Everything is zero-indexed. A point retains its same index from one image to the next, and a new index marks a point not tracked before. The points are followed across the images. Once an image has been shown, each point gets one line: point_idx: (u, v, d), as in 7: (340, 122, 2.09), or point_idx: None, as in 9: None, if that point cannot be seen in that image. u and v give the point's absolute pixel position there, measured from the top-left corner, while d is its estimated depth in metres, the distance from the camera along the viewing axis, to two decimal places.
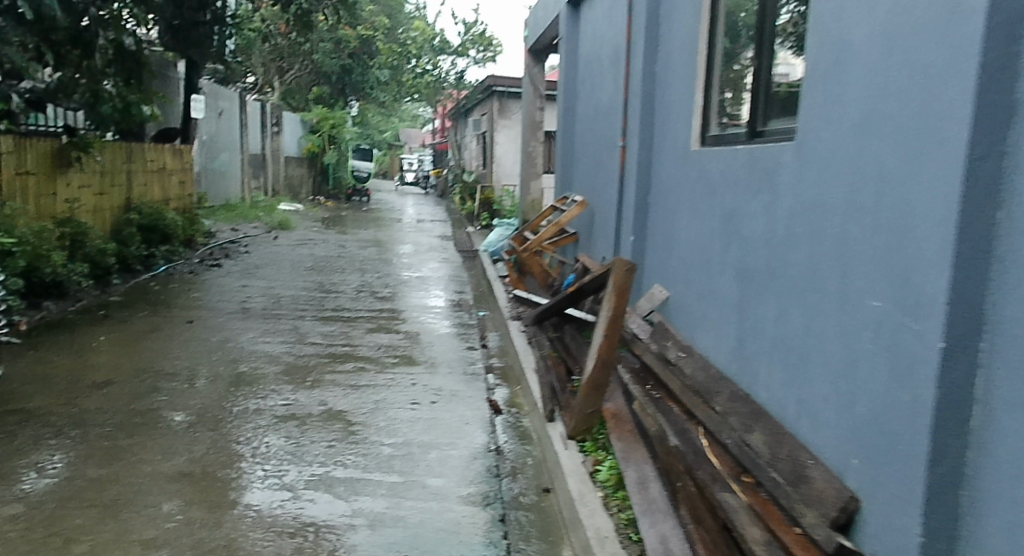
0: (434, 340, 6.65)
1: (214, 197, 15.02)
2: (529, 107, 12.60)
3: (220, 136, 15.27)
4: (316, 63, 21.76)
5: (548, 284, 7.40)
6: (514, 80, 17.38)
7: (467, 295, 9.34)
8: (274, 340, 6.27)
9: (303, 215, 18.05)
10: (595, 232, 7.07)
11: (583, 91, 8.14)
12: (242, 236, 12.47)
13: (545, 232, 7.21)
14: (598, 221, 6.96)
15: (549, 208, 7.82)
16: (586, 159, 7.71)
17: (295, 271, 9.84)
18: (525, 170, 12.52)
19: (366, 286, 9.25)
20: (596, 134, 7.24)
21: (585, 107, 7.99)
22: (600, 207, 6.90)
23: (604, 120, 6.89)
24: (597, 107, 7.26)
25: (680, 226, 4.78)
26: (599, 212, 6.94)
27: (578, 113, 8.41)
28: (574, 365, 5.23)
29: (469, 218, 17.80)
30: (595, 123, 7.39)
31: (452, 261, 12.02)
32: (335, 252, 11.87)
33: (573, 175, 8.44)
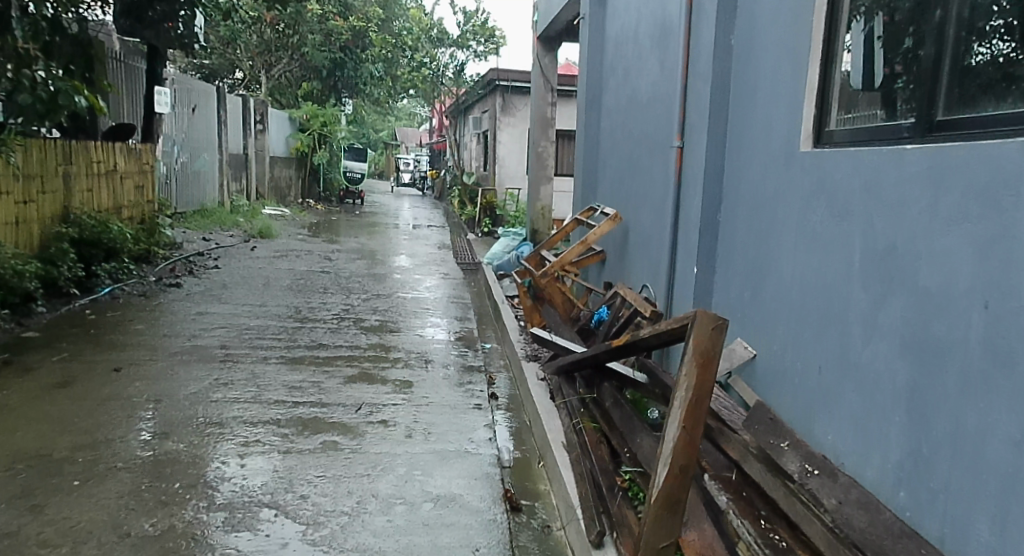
0: (430, 392, 5.26)
1: (187, 201, 13.60)
2: (539, 102, 11.18)
3: (194, 134, 13.84)
4: (305, 57, 20.64)
5: (575, 316, 6.01)
6: (520, 74, 15.94)
7: (470, 320, 7.94)
8: (224, 395, 4.87)
9: (289, 221, 16.62)
10: (634, 255, 5.68)
11: (613, 81, 6.74)
12: (215, 247, 11.04)
13: (569, 251, 5.83)
14: (638, 241, 5.58)
15: (572, 221, 6.46)
16: (620, 162, 6.32)
17: (271, 292, 8.42)
18: (535, 172, 11.20)
19: (351, 312, 7.82)
20: (635, 131, 5.85)
21: (616, 100, 6.60)
22: (641, 224, 5.52)
23: (646, 114, 5.51)
24: (637, 99, 5.85)
25: (779, 259, 3.40)
26: (640, 228, 5.56)
27: (606, 108, 7.02)
28: (622, 450, 3.86)
29: (470, 224, 16.37)
30: (631, 118, 6.01)
31: (452, 276, 10.60)
32: (319, 266, 10.45)
33: (600, 181, 7.05)
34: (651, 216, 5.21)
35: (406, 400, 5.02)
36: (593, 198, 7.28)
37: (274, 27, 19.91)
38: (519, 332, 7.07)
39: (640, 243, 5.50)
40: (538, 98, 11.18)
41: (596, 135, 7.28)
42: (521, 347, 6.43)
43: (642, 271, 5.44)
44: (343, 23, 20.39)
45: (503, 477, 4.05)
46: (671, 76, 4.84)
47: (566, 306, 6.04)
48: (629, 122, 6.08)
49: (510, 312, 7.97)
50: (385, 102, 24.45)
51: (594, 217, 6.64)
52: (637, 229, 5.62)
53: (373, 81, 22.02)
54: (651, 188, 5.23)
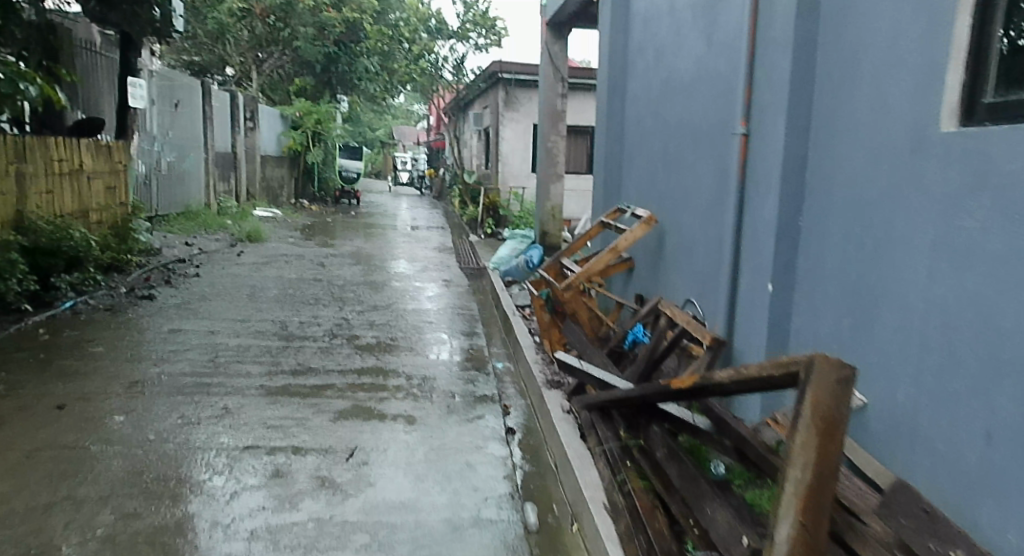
0: (437, 428, 4.45)
1: (172, 203, 12.78)
2: (548, 94, 10.34)
3: (177, 130, 13.01)
4: (296, 51, 19.86)
5: (603, 336, 5.21)
6: (524, 66, 15.09)
7: (478, 335, 7.14)
8: (188, 436, 4.03)
9: (281, 223, 15.80)
10: (676, 266, 4.89)
11: (641, 66, 5.93)
12: (197, 253, 10.19)
13: (600, 259, 5.03)
14: (683, 249, 4.77)
15: (597, 225, 5.66)
16: (654, 158, 5.51)
17: (255, 304, 7.58)
18: (544, 169, 10.37)
19: (345, 327, 6.97)
20: (675, 123, 5.05)
21: (646, 88, 5.79)
22: (686, 230, 4.71)
23: (691, 102, 4.70)
24: (676, 85, 5.04)
25: (908, 277, 2.58)
26: (684, 235, 4.76)
27: (632, 98, 6.20)
28: (688, 520, 3.06)
29: (472, 225, 15.59)
30: (668, 108, 5.20)
31: (456, 282, 9.80)
32: (310, 273, 9.64)
33: (627, 181, 6.24)
34: (701, 222, 4.41)
35: (409, 442, 4.18)
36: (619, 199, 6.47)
37: (265, 20, 19.23)
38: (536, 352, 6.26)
39: (685, 251, 4.70)
40: (548, 88, 10.32)
41: (621, 129, 6.47)
42: (540, 370, 5.62)
43: (688, 284, 4.63)
44: (337, 15, 19.55)
45: (532, 551, 3.23)
46: (729, 54, 4.03)
47: (592, 325, 5.25)
48: (666, 111, 5.27)
49: (522, 326, 7.13)
50: (381, 99, 23.60)
51: (621, 220, 5.85)
52: (681, 235, 4.81)
53: (368, 77, 21.14)
54: (702, 187, 4.42)
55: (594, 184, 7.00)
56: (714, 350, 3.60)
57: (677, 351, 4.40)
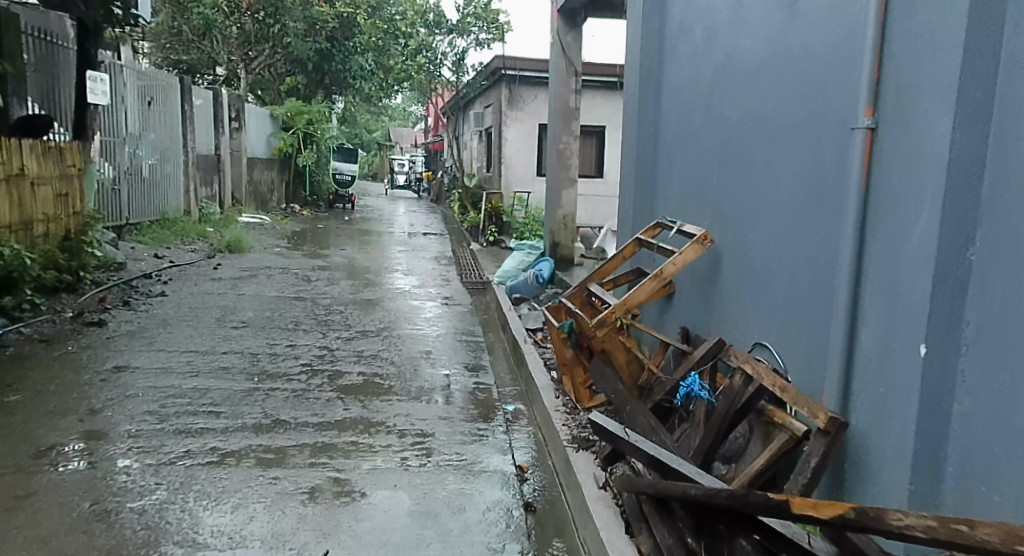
0: (434, 515, 3.42)
1: (147, 210, 11.79)
2: (560, 90, 9.29)
3: (153, 130, 11.99)
4: (287, 48, 18.91)
5: (644, 385, 4.18)
6: (530, 62, 14.07)
7: (484, 368, 6.11)
8: (93, 543, 2.97)
9: (267, 230, 14.78)
10: (743, 301, 3.89)
11: (681, 64, 5.01)
12: (167, 267, 9.14)
13: (639, 289, 4.07)
14: (754, 283, 3.78)
15: (632, 244, 4.68)
16: (702, 172, 4.55)
17: (223, 332, 6.49)
18: (555, 173, 9.38)
19: (329, 360, 5.89)
20: (734, 125, 4.11)
21: (688, 89, 4.87)
22: (760, 259, 3.72)
23: (762, 97, 3.78)
24: (735, 79, 4.11)
25: None
26: (756, 266, 3.76)
27: (669, 102, 5.25)
28: None
29: (473, 233, 14.62)
30: (722, 110, 4.28)
31: (457, 300, 8.78)
32: (292, 290, 8.60)
33: (665, 202, 5.27)
34: (788, 250, 3.41)
35: (398, 545, 3.14)
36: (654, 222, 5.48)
37: (254, 16, 18.67)
38: (556, 396, 5.21)
39: (760, 285, 3.71)
40: (560, 85, 9.27)
41: (653, 140, 5.50)
42: (564, 424, 4.58)
43: (765, 326, 3.62)
44: (329, 10, 18.63)
45: None
46: (829, 29, 3.10)
47: (631, 371, 4.20)
48: (719, 114, 4.33)
49: (537, 361, 6.04)
50: (377, 99, 22.51)
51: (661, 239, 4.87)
52: (751, 264, 3.82)
53: (363, 75, 20.13)
54: (788, 204, 3.44)
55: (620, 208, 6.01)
56: (829, 436, 2.61)
57: (751, 417, 3.37)
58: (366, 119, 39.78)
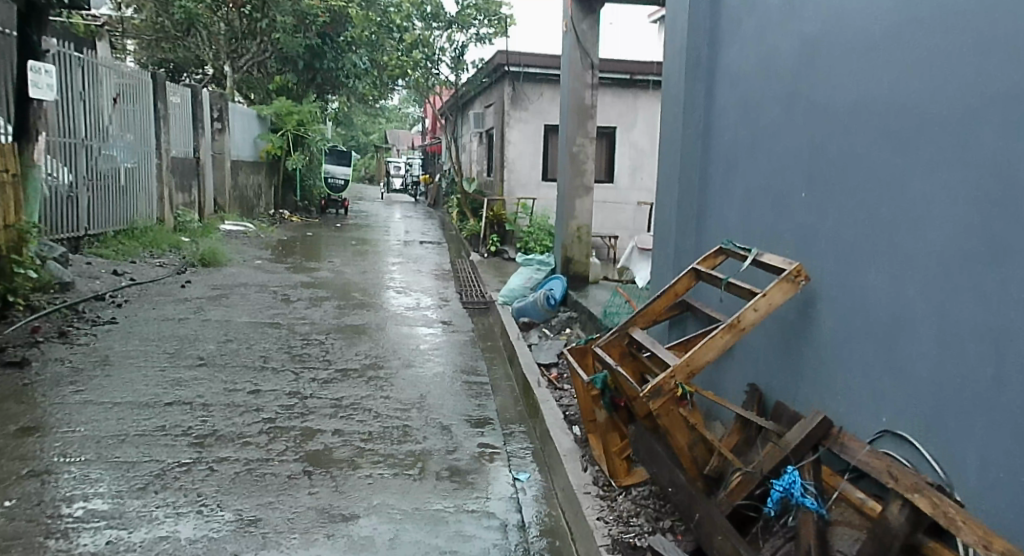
0: None
1: (113, 219, 10.69)
2: (574, 85, 8.15)
3: (120, 131, 10.86)
4: (275, 45, 17.98)
5: (716, 475, 3.07)
6: (534, 58, 12.83)
7: (489, 420, 5.02)
8: None
9: (250, 239, 13.71)
10: (851, 360, 2.86)
11: (738, 53, 4.03)
12: (126, 286, 8.01)
13: (710, 343, 3.00)
14: (867, 337, 2.77)
15: (688, 276, 3.62)
16: (770, 188, 3.57)
17: (172, 374, 5.34)
18: (568, 181, 8.28)
19: (298, 413, 4.76)
20: (826, 123, 3.13)
21: (747, 84, 3.90)
22: (880, 304, 2.72)
23: (881, 83, 2.81)
24: (830, 60, 3.13)
25: None
26: (873, 313, 2.76)
27: (718, 101, 4.27)
28: None
29: (473, 243, 13.59)
30: (805, 104, 3.30)
31: (457, 323, 7.71)
32: (267, 315, 7.49)
33: (715, 226, 4.25)
34: (946, 298, 2.42)
35: None
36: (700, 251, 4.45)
37: (241, 11, 17.55)
38: (583, 468, 4.09)
39: (880, 339, 2.70)
40: (575, 79, 8.14)
41: (695, 147, 4.49)
42: (599, 517, 3.47)
43: (896, 401, 2.61)
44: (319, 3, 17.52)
45: None
46: None
47: (695, 456, 3.08)
48: (799, 110, 3.36)
49: (555, 415, 4.90)
50: (369, 100, 21.50)
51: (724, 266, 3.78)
52: (863, 310, 2.82)
53: (357, 74, 19.23)
54: (943, 230, 2.46)
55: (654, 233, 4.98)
56: None
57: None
58: (361, 120, 38.56)
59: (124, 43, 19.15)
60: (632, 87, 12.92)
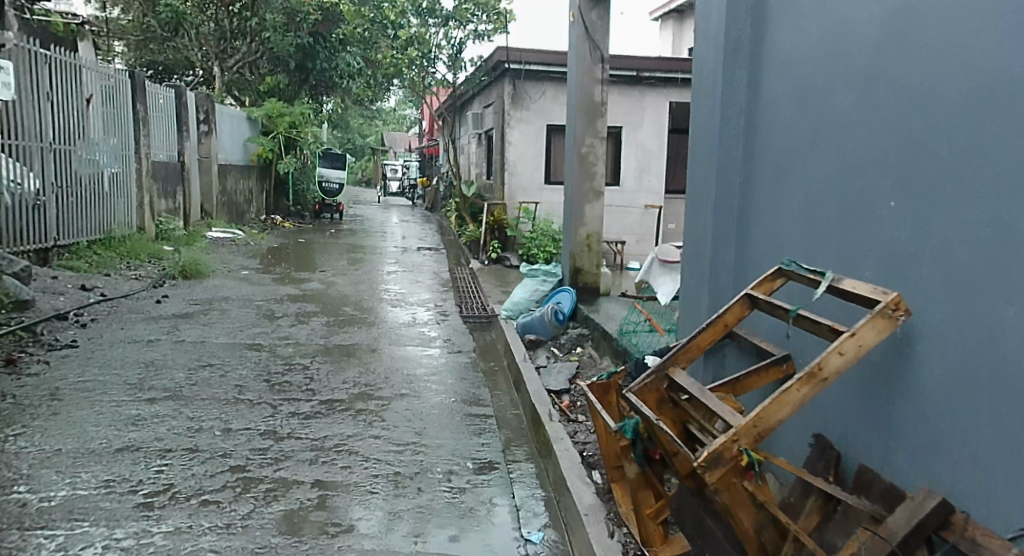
0: None
1: (88, 229, 10.02)
2: (582, 80, 7.52)
3: (95, 134, 10.17)
4: (266, 44, 17.34)
5: None
6: (536, 54, 12.12)
7: (495, 463, 4.35)
8: None
9: (238, 247, 13.05)
10: (970, 421, 2.21)
11: (791, 34, 3.41)
12: (93, 304, 7.33)
13: (786, 396, 2.33)
14: (995, 392, 2.13)
15: (744, 305, 2.97)
16: (839, 194, 2.94)
17: (129, 411, 4.65)
18: (577, 184, 7.61)
19: (272, 459, 4.09)
20: (921, 113, 2.51)
21: (803, 69, 3.28)
22: (1013, 349, 2.08)
23: (1007, 58, 2.17)
24: (927, 33, 2.50)
25: None
26: (1001, 358, 2.12)
27: (765, 91, 3.65)
28: None
29: (473, 249, 12.95)
30: (889, 91, 2.68)
31: (456, 341, 7.05)
32: (247, 334, 6.82)
33: (761, 239, 3.64)
34: None
35: None
36: (740, 268, 3.83)
37: (229, 10, 17.11)
38: (608, 534, 3.42)
39: (1011, 397, 2.07)
40: (583, 73, 7.50)
41: (737, 145, 3.84)
42: None
43: None
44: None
45: None
46: None
47: (764, 541, 2.40)
48: (881, 96, 2.72)
49: (571, 459, 4.22)
50: (365, 101, 20.85)
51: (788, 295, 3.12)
52: (982, 355, 2.18)
53: (350, 74, 18.43)
54: None
55: (683, 245, 4.37)
56: None
57: None
58: (357, 122, 37.86)
59: (110, 44, 18.46)
60: (638, 85, 12.26)
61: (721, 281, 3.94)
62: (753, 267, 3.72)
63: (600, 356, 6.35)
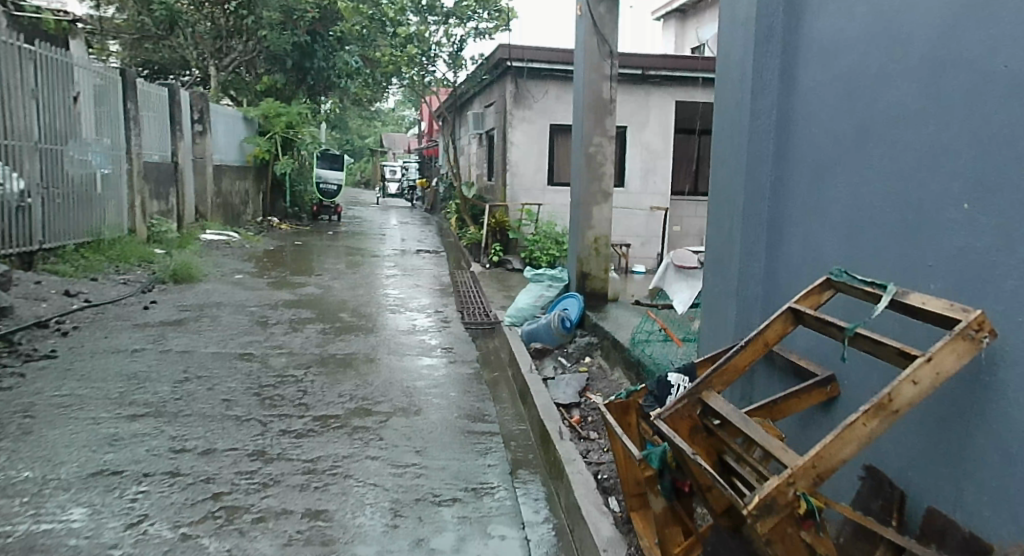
0: None
1: (77, 231, 9.69)
2: (590, 77, 7.17)
3: (83, 133, 9.83)
4: (263, 43, 17.00)
5: None
6: (539, 52, 11.77)
7: (501, 487, 4.00)
8: None
9: (233, 249, 12.71)
10: None
11: (832, 19, 3.10)
12: (77, 311, 6.99)
13: (848, 432, 2.01)
14: None
15: (787, 318, 2.64)
16: (895, 196, 2.64)
17: (106, 429, 4.30)
18: (585, 187, 7.29)
19: (259, 486, 3.74)
20: (1005, 105, 2.21)
21: (848, 59, 2.98)
22: None
23: None
24: (1009, 14, 2.20)
25: None
26: None
27: (799, 84, 3.34)
28: None
29: (474, 252, 12.61)
30: (960, 80, 2.38)
31: (458, 349, 6.70)
32: (238, 343, 6.47)
33: (795, 247, 3.33)
34: None
35: None
36: (772, 279, 3.52)
37: (225, 8, 16.81)
38: None
39: None
40: (591, 69, 7.16)
41: (769, 143, 3.52)
42: None
43: None
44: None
45: None
46: None
47: None
48: (948, 87, 2.44)
49: (585, 484, 3.85)
50: (364, 101, 20.53)
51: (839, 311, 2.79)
52: None
53: (348, 73, 18.10)
54: None
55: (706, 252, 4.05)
56: None
57: None
58: (356, 123, 37.56)
59: (103, 42, 18.12)
60: (644, 83, 11.92)
61: (750, 293, 3.63)
62: (787, 278, 3.40)
63: (611, 366, 6.00)
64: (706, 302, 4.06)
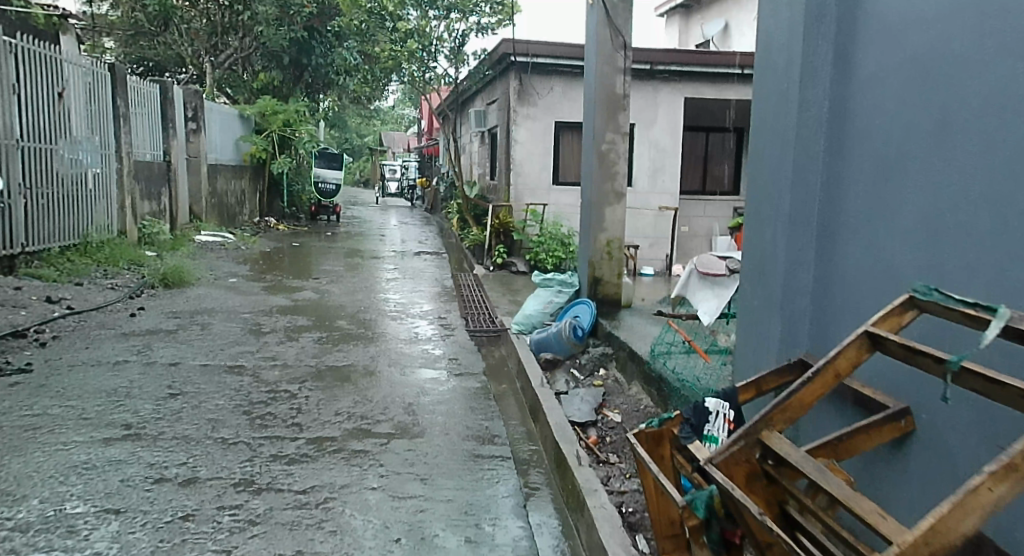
0: None
1: (64, 234, 9.28)
2: (602, 70, 6.75)
3: (70, 131, 9.40)
4: (260, 39, 16.59)
5: None
6: (544, 46, 11.34)
7: (514, 521, 3.61)
8: None
9: (227, 252, 12.30)
10: None
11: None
12: (57, 320, 6.58)
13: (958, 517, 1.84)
14: None
15: (860, 350, 2.29)
16: (1006, 204, 2.32)
17: (76, 455, 3.88)
18: (597, 186, 6.89)
19: (244, 524, 3.33)
20: None
21: (929, 43, 2.63)
22: None
23: None
24: None
25: None
26: None
27: (860, 69, 2.96)
28: None
29: (477, 253, 12.21)
30: None
31: (463, 359, 6.30)
32: (228, 354, 6.05)
33: (858, 255, 2.96)
34: None
35: None
36: (826, 290, 3.14)
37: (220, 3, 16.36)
38: None
39: None
40: (604, 61, 6.74)
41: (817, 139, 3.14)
42: None
43: None
44: None
45: None
46: None
47: None
48: None
49: (610, 521, 3.43)
50: (364, 99, 20.13)
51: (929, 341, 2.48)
52: None
53: (347, 69, 17.69)
54: None
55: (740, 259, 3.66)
56: None
57: None
58: (354, 121, 37.17)
59: (98, 39, 17.72)
60: (651, 79, 11.50)
61: (797, 305, 3.23)
62: (846, 290, 3.03)
63: (627, 380, 5.61)
64: (739, 313, 3.69)
